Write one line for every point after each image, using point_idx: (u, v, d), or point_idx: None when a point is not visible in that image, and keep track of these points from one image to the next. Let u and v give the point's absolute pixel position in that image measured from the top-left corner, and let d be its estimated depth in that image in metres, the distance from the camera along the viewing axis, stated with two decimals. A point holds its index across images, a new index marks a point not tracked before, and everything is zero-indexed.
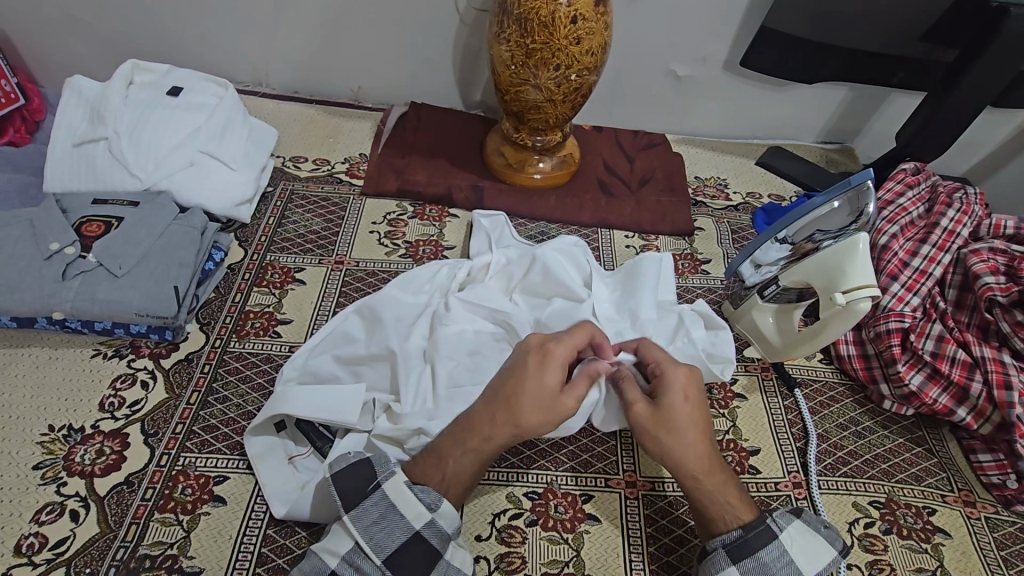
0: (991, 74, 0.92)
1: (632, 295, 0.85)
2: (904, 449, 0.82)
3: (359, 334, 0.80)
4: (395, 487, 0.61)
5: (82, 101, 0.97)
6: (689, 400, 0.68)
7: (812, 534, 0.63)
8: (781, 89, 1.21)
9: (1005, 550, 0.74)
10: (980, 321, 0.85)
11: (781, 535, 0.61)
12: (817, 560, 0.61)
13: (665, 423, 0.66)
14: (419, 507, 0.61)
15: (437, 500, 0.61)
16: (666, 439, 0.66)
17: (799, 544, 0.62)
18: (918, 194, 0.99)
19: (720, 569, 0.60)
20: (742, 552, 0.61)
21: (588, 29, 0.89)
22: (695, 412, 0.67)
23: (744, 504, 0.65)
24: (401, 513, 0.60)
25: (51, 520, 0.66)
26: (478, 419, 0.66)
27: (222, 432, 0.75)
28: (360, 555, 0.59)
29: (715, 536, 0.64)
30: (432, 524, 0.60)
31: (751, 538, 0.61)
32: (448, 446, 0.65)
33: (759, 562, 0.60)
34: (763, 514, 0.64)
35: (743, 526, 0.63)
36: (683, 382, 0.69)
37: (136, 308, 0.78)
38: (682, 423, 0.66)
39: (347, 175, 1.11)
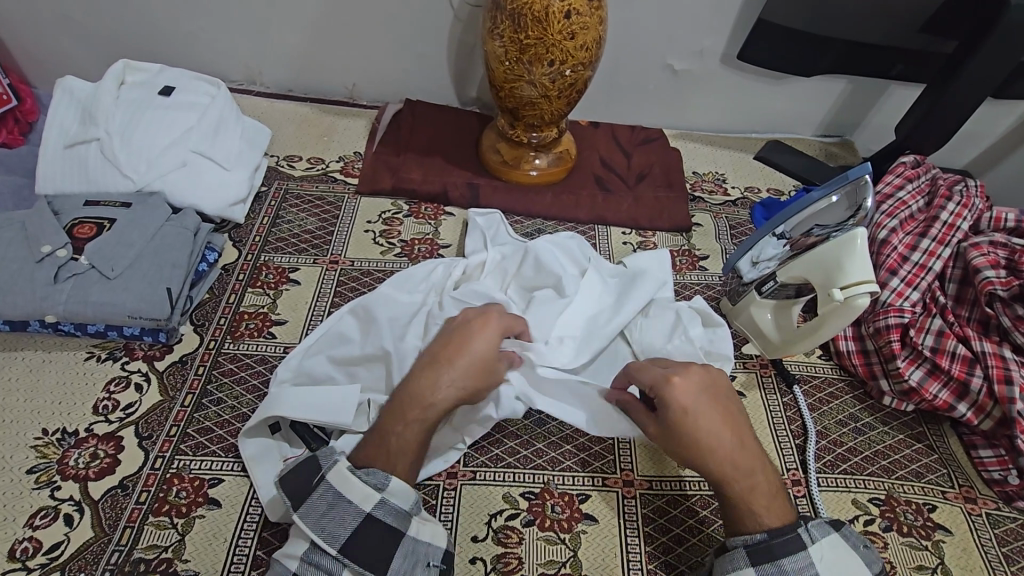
0: (992, 65, 0.91)
1: (628, 292, 0.84)
2: (904, 446, 0.82)
3: (353, 335, 0.79)
4: (338, 475, 0.59)
5: (73, 102, 0.96)
6: (698, 409, 0.64)
7: (846, 550, 0.60)
8: (779, 82, 1.20)
9: (1006, 547, 0.74)
10: (981, 316, 0.84)
11: (812, 546, 0.59)
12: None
13: (676, 437, 0.64)
14: (366, 489, 0.59)
15: (384, 479, 0.59)
16: (682, 452, 0.64)
17: (831, 557, 0.59)
18: (918, 187, 0.98)
19: (737, 568, 0.59)
20: (766, 555, 0.59)
21: (582, 23, 0.88)
22: (709, 420, 0.64)
23: (773, 509, 0.63)
24: (349, 499, 0.59)
25: (45, 524, 0.66)
26: (415, 390, 0.64)
27: (217, 434, 0.75)
28: (318, 551, 0.58)
29: (737, 535, 0.63)
30: (383, 504, 0.59)
31: (777, 544, 0.60)
32: (387, 421, 0.63)
33: (780, 568, 0.58)
34: (800, 521, 0.62)
35: (769, 531, 0.61)
36: (687, 392, 0.65)
37: (128, 310, 0.78)
38: (694, 434, 0.63)
39: (341, 173, 1.11)
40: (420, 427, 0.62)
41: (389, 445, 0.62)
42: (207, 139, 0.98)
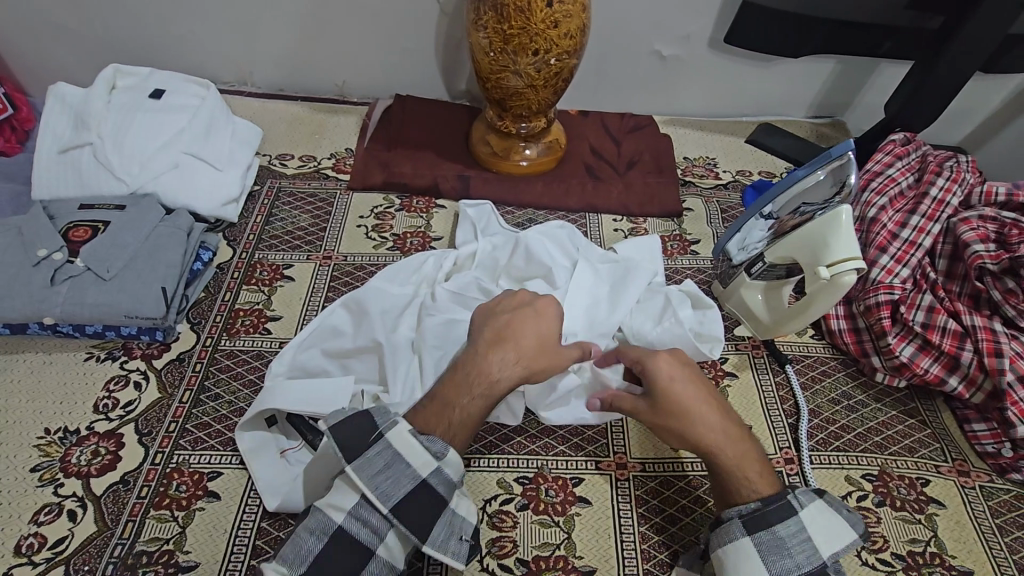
0: (978, 39, 0.90)
1: (624, 286, 0.84)
2: (896, 422, 0.82)
3: (346, 328, 0.80)
4: (398, 436, 0.60)
5: (65, 108, 0.97)
6: (678, 381, 0.69)
7: (833, 514, 0.62)
8: (768, 64, 1.19)
9: (999, 518, 0.74)
10: (972, 290, 0.84)
11: (801, 511, 0.61)
12: (836, 540, 0.60)
13: (663, 409, 0.68)
14: (425, 455, 0.60)
15: (443, 448, 0.60)
16: (672, 423, 0.68)
17: (820, 521, 0.61)
18: (908, 164, 0.98)
19: (734, 538, 0.61)
20: (761, 523, 0.61)
21: (565, 11, 0.88)
22: (690, 392, 0.69)
23: (764, 479, 0.65)
24: (406, 463, 0.59)
25: (50, 520, 0.68)
26: (479, 366, 0.67)
27: (215, 429, 0.76)
28: (367, 508, 0.59)
29: (732, 507, 0.64)
30: (438, 472, 0.60)
31: (770, 511, 0.61)
32: (453, 394, 0.65)
33: (775, 535, 0.60)
34: (786, 490, 0.64)
35: (761, 499, 0.63)
36: (666, 368, 0.70)
37: (125, 310, 0.79)
38: (677, 404, 0.68)
39: (333, 170, 1.11)
40: (480, 397, 0.65)
41: (446, 411, 0.64)
42: (198, 140, 0.99)
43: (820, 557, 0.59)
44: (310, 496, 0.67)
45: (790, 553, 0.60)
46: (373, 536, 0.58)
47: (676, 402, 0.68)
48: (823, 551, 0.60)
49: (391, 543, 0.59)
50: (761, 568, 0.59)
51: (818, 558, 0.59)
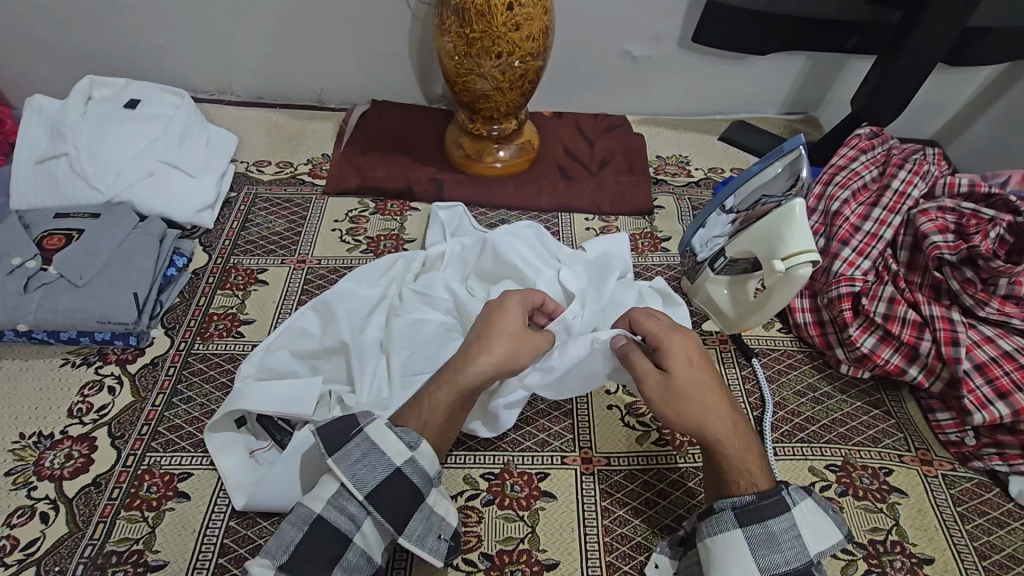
0: (936, 34, 0.92)
1: (600, 287, 0.84)
2: (861, 413, 0.83)
3: (314, 329, 0.81)
4: (376, 428, 0.62)
5: (42, 119, 0.99)
6: (694, 365, 0.67)
7: (821, 513, 0.64)
8: (738, 63, 1.21)
9: (961, 506, 0.75)
10: (932, 281, 0.85)
11: (793, 508, 0.63)
12: (823, 539, 0.62)
13: (677, 392, 0.66)
14: (400, 445, 0.61)
15: (417, 439, 0.62)
16: (683, 408, 0.65)
17: (809, 520, 0.63)
18: (873, 158, 0.99)
19: (727, 529, 0.62)
20: (753, 517, 0.62)
21: (526, 14, 0.90)
22: (705, 378, 0.67)
23: (762, 472, 0.65)
24: (383, 452, 0.61)
25: (22, 522, 0.69)
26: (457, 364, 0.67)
27: (187, 431, 0.77)
28: (346, 497, 0.60)
29: (725, 497, 0.65)
30: (413, 462, 0.61)
31: (764, 505, 0.62)
32: (435, 389, 0.65)
33: (767, 530, 0.61)
34: (779, 485, 0.65)
35: (757, 493, 0.63)
36: (682, 347, 0.68)
37: (98, 315, 0.81)
38: (692, 386, 0.66)
39: (310, 175, 1.13)
40: (453, 392, 0.65)
41: (423, 408, 0.65)
42: (172, 148, 1.01)
43: (809, 554, 0.61)
44: (274, 495, 0.68)
45: (779, 547, 0.61)
46: (351, 525, 0.59)
47: (692, 388, 0.66)
48: (812, 549, 0.62)
49: (368, 532, 0.59)
50: (750, 564, 0.60)
51: (807, 555, 0.61)
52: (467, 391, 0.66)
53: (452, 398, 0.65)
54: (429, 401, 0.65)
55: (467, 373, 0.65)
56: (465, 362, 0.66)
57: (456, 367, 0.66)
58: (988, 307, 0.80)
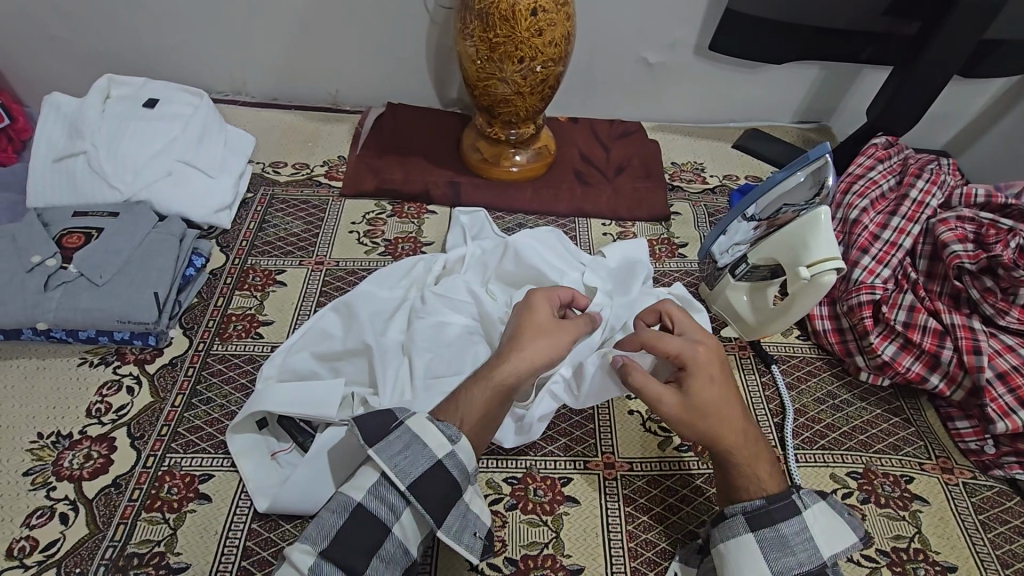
0: (954, 45, 0.93)
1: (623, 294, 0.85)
2: (881, 420, 0.83)
3: (336, 331, 0.81)
4: (416, 420, 0.62)
5: (60, 117, 0.99)
6: (715, 380, 0.67)
7: (834, 515, 0.63)
8: (753, 71, 1.21)
9: (983, 514, 0.75)
10: (952, 290, 0.86)
11: (804, 511, 0.62)
12: (835, 541, 0.62)
13: (694, 409, 0.66)
14: (441, 437, 0.61)
15: (457, 433, 0.62)
16: (698, 425, 0.66)
17: (823, 522, 0.62)
18: (889, 167, 0.99)
19: (737, 534, 0.62)
20: (764, 520, 0.62)
21: (549, 20, 0.90)
22: (724, 394, 0.67)
23: (772, 477, 0.66)
24: (424, 443, 0.61)
25: (41, 523, 0.68)
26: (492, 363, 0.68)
27: (206, 432, 0.77)
28: (386, 486, 0.60)
29: (736, 503, 0.65)
30: (454, 456, 0.61)
31: (774, 509, 0.62)
32: (471, 384, 0.67)
33: (779, 533, 0.61)
34: (790, 489, 0.65)
35: (766, 497, 0.64)
36: (706, 359, 0.68)
37: (118, 315, 0.81)
38: (709, 401, 0.66)
39: (326, 177, 1.13)
40: (488, 388, 0.66)
41: (459, 404, 0.66)
42: (191, 149, 1.01)
43: (821, 556, 0.61)
44: (298, 498, 0.68)
45: (791, 551, 0.61)
46: (390, 514, 0.59)
47: (709, 406, 0.66)
48: (823, 551, 0.61)
49: (406, 523, 0.59)
50: (761, 565, 0.60)
51: (819, 557, 0.61)
52: (505, 387, 0.66)
53: (488, 393, 0.66)
54: (465, 398, 0.66)
55: (503, 369, 0.66)
56: (500, 361, 0.67)
57: (492, 366, 0.67)
58: (1009, 316, 0.81)
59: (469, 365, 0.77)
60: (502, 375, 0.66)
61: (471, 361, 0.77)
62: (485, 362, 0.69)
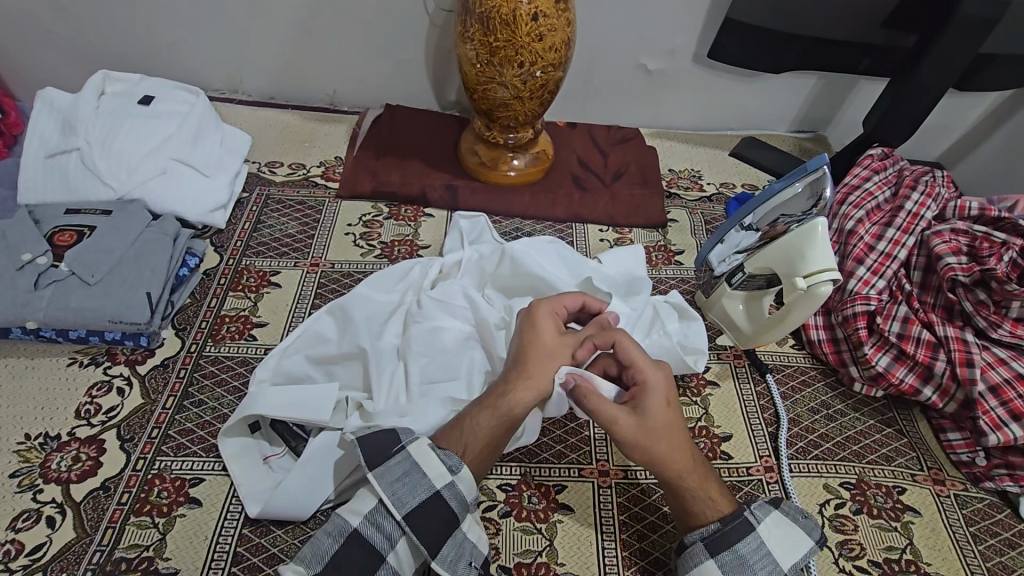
0: (951, 58, 0.93)
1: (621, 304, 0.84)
2: (874, 431, 0.83)
3: (331, 334, 0.81)
4: (418, 447, 0.62)
5: (53, 113, 0.97)
6: (668, 405, 0.67)
7: (789, 524, 0.64)
8: (752, 79, 1.22)
9: (974, 526, 0.75)
10: (945, 302, 0.87)
11: (758, 526, 0.63)
12: (793, 553, 0.62)
13: (649, 433, 0.64)
14: (441, 468, 0.61)
15: (458, 463, 0.62)
16: (651, 449, 0.64)
17: (776, 534, 0.63)
18: (885, 178, 1.00)
19: (699, 562, 0.61)
20: (722, 544, 0.62)
21: (550, 25, 0.90)
22: (675, 418, 0.67)
23: (722, 496, 0.66)
24: (424, 472, 0.61)
25: (28, 526, 0.67)
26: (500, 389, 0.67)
27: (198, 435, 0.76)
28: (382, 513, 0.60)
29: (693, 530, 0.64)
30: (453, 486, 0.61)
31: (729, 530, 0.62)
32: (475, 410, 0.67)
33: (737, 554, 0.61)
34: (740, 505, 0.65)
35: (721, 519, 0.64)
36: (660, 382, 0.68)
37: (109, 315, 0.80)
38: (660, 423, 0.65)
39: (322, 178, 1.12)
40: (495, 415, 0.66)
41: (464, 429, 0.66)
42: (186, 147, 1.00)
43: (781, 570, 0.62)
44: (292, 502, 0.68)
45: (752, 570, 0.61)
46: (385, 542, 0.59)
47: (662, 429, 0.65)
48: (784, 564, 0.62)
49: (401, 551, 0.59)
50: None
51: (779, 571, 0.62)
52: (509, 415, 0.66)
53: (492, 421, 0.65)
54: (470, 424, 0.66)
55: (512, 397, 0.66)
56: (508, 387, 0.67)
57: (501, 391, 0.67)
58: (1002, 328, 0.82)
59: (465, 370, 0.77)
60: (509, 403, 0.66)
61: (467, 365, 0.77)
62: (494, 385, 0.69)
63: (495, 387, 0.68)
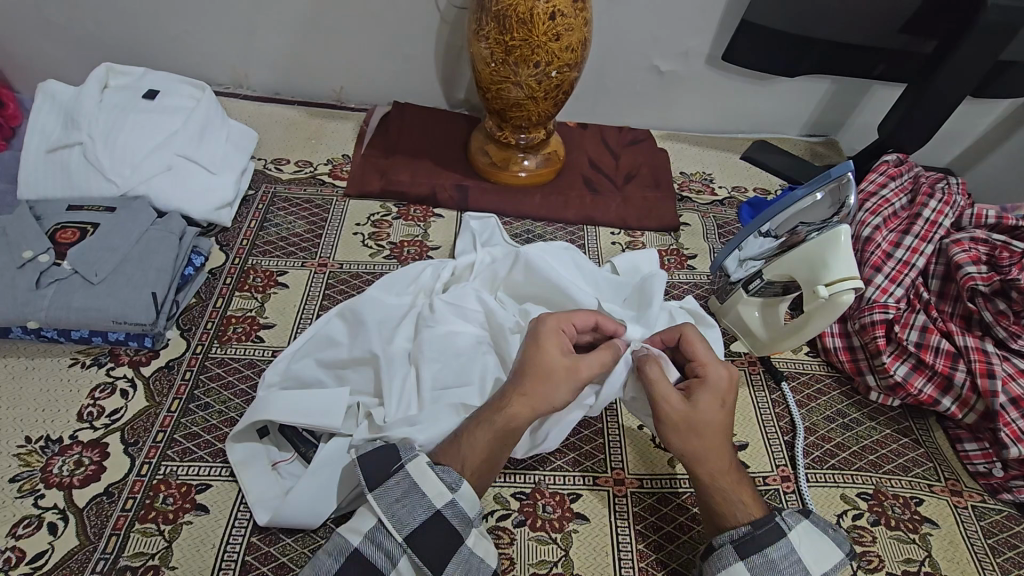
0: (970, 65, 0.92)
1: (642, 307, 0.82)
2: (890, 441, 0.83)
3: (341, 337, 0.79)
4: (417, 467, 0.61)
5: (55, 106, 0.95)
6: (723, 404, 0.68)
7: (823, 536, 0.63)
8: (764, 83, 1.21)
9: (992, 538, 0.74)
10: (963, 311, 0.86)
11: (790, 532, 0.62)
12: (824, 560, 0.61)
13: (696, 424, 0.66)
14: (440, 486, 0.60)
15: (457, 479, 0.61)
16: (693, 439, 0.66)
17: (807, 542, 0.62)
18: (901, 185, 0.99)
19: (729, 564, 0.60)
20: (752, 547, 0.61)
21: (567, 25, 0.89)
22: (726, 419, 0.67)
23: (755, 502, 0.65)
24: (423, 492, 0.60)
25: (29, 533, 0.65)
26: (495, 405, 0.66)
27: (204, 440, 0.74)
28: (382, 532, 0.59)
29: (723, 532, 0.63)
30: (453, 504, 0.60)
31: (760, 535, 0.61)
32: (471, 425, 0.65)
33: (768, 558, 0.60)
34: (773, 511, 0.64)
35: (753, 522, 0.63)
36: (724, 379, 0.69)
37: (113, 315, 0.78)
38: (709, 418, 0.66)
39: (330, 176, 1.10)
40: (492, 430, 0.64)
41: (463, 443, 0.64)
42: (192, 143, 0.97)
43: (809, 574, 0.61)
44: (301, 511, 0.66)
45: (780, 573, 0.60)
46: (387, 561, 0.58)
47: (711, 425, 0.66)
48: (812, 569, 0.61)
49: (404, 570, 0.58)
50: None
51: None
52: (506, 431, 0.64)
53: (490, 436, 0.64)
54: (468, 438, 0.64)
55: (506, 413, 0.64)
56: (505, 402, 0.65)
57: (495, 406, 0.66)
58: (1022, 339, 0.81)
59: (478, 375, 0.75)
60: (505, 418, 0.64)
61: (479, 370, 0.75)
62: (489, 401, 0.67)
63: (490, 402, 0.67)
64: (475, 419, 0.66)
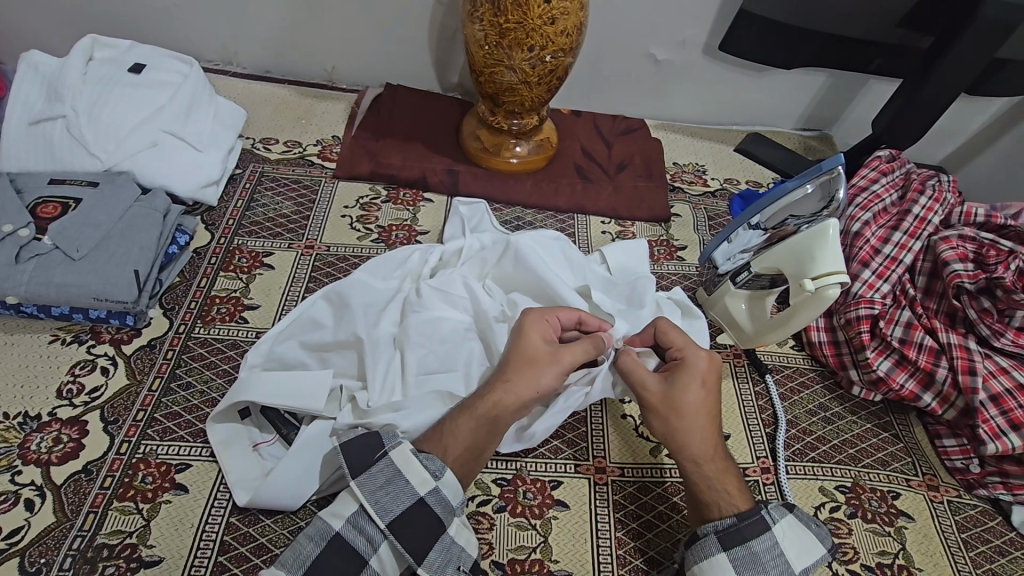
0: (966, 62, 0.91)
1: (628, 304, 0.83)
2: (871, 435, 0.83)
3: (326, 320, 0.78)
4: (401, 455, 0.61)
5: (38, 77, 0.93)
6: (704, 385, 0.68)
7: (804, 529, 0.63)
8: (761, 74, 1.20)
9: (965, 533, 0.75)
10: (948, 308, 0.87)
11: (774, 526, 0.62)
12: (806, 556, 0.62)
13: (672, 404, 0.67)
14: (424, 474, 0.60)
15: (441, 468, 0.61)
16: (671, 419, 0.67)
17: (790, 537, 0.62)
18: (892, 181, 0.99)
19: (711, 554, 0.61)
20: (735, 539, 0.61)
21: (562, 9, 0.87)
22: (708, 399, 0.68)
23: (740, 492, 0.65)
24: (407, 479, 0.60)
25: (5, 509, 0.65)
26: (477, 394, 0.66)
27: (185, 420, 0.74)
28: (365, 518, 0.59)
29: (708, 522, 0.64)
30: (437, 492, 0.60)
31: (744, 527, 0.61)
32: (455, 415, 0.65)
33: (746, 550, 0.60)
34: (759, 504, 0.64)
35: (738, 514, 0.63)
36: (703, 363, 0.70)
37: (94, 292, 0.77)
38: (688, 403, 0.67)
39: (319, 157, 1.09)
40: (475, 420, 0.64)
41: (445, 432, 0.64)
42: (179, 120, 0.96)
43: (793, 570, 0.61)
44: (282, 492, 0.66)
45: (760, 567, 0.60)
46: (368, 547, 0.58)
47: (688, 404, 0.67)
48: (795, 565, 0.61)
49: (384, 555, 0.58)
50: None
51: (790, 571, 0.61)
52: (489, 420, 0.64)
53: None
54: (451, 428, 0.64)
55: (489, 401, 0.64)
56: (487, 393, 0.65)
57: (479, 396, 0.65)
58: (1005, 337, 0.82)
59: (462, 363, 0.74)
60: (488, 408, 0.64)
61: (465, 359, 0.75)
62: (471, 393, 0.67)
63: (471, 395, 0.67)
64: (459, 408, 0.65)
